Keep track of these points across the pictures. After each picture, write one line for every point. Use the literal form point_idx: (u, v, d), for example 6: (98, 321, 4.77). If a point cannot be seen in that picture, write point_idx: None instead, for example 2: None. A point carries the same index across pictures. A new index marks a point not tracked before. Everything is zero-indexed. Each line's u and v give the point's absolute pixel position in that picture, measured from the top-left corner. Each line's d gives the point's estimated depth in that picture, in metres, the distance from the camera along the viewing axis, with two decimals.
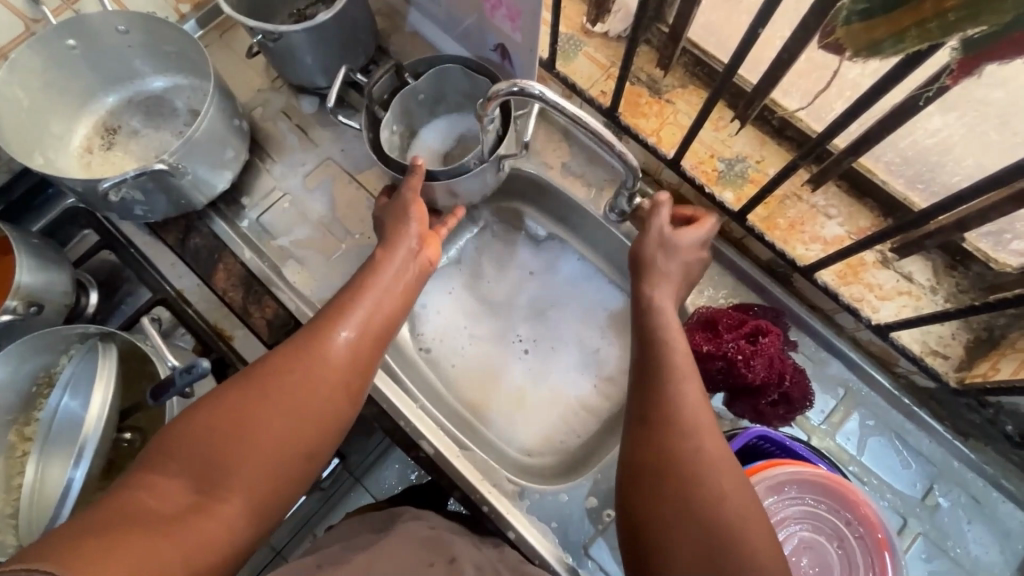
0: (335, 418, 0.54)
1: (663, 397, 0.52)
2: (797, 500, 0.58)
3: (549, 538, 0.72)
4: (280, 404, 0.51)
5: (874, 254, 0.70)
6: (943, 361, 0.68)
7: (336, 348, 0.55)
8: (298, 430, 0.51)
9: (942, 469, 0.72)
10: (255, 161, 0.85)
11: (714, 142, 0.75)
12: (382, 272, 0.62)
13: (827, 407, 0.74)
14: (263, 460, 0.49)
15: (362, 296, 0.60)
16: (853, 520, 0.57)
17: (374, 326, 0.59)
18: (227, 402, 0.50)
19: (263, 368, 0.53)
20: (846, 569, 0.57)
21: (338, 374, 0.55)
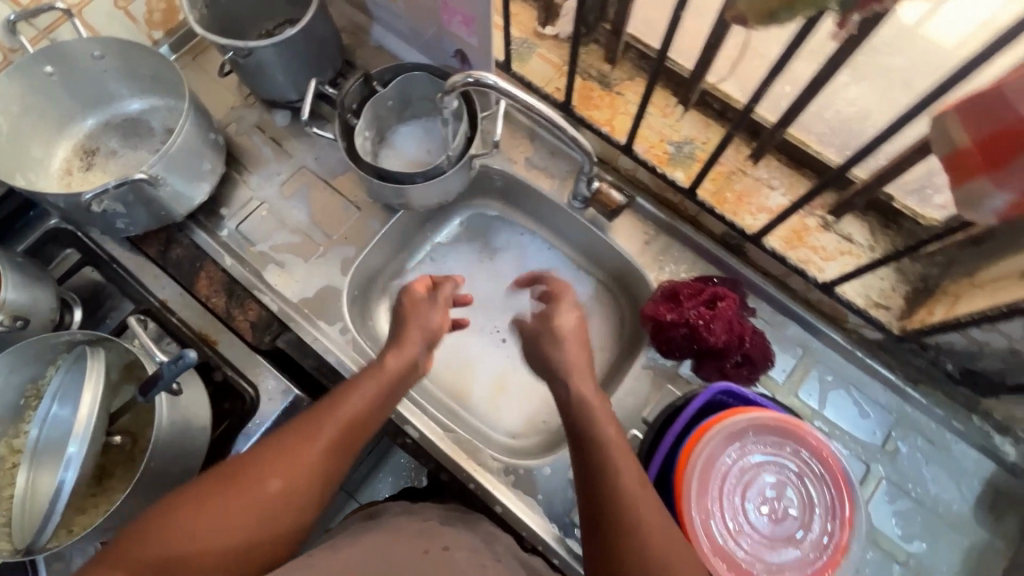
0: (304, 517, 0.57)
1: (602, 482, 0.54)
2: (760, 444, 0.61)
3: (536, 511, 0.73)
4: (252, 514, 0.54)
5: (816, 219, 0.76)
6: (886, 313, 0.73)
7: (316, 455, 0.58)
8: (264, 540, 0.54)
9: (898, 416, 0.76)
10: (233, 174, 0.89)
11: (663, 127, 0.80)
12: (381, 374, 0.66)
13: (788, 366, 0.79)
14: (224, 561, 0.51)
15: (349, 400, 0.63)
16: (810, 457, 0.61)
17: (356, 431, 0.61)
18: (200, 510, 0.52)
19: (240, 473, 0.55)
20: (808, 507, 0.60)
21: (314, 483, 0.57)
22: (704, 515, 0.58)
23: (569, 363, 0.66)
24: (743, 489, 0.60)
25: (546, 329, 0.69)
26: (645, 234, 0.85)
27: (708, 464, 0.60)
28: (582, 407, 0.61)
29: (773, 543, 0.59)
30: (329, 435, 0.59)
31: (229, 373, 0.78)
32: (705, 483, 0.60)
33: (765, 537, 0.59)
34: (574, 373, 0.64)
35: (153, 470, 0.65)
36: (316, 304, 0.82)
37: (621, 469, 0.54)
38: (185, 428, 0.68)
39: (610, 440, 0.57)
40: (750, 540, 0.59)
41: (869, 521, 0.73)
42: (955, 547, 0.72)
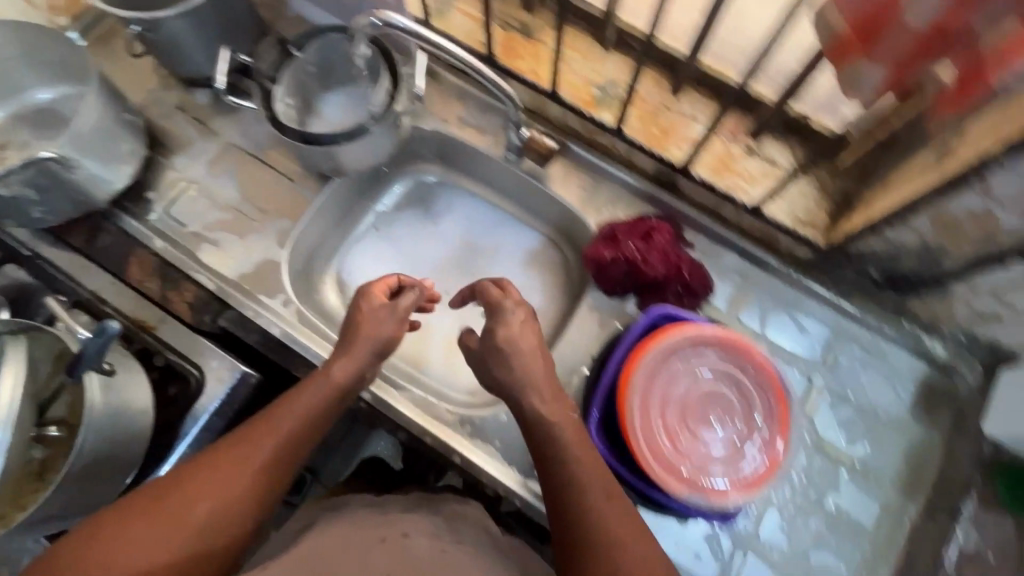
0: (241, 529, 0.58)
1: (575, 504, 0.53)
2: (698, 354, 0.62)
3: (493, 457, 0.74)
4: (181, 539, 0.54)
5: (741, 146, 0.77)
6: (812, 229, 0.76)
7: (249, 477, 0.58)
8: (196, 563, 0.55)
9: (836, 329, 0.79)
10: (157, 157, 0.86)
11: (587, 70, 0.81)
12: (324, 386, 0.66)
13: (727, 292, 0.81)
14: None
15: (288, 410, 0.63)
16: (746, 367, 0.62)
17: (293, 451, 0.62)
18: (127, 538, 0.52)
19: (171, 493, 0.56)
20: (748, 413, 0.61)
21: (248, 504, 0.58)
22: (648, 430, 0.60)
23: (525, 372, 0.59)
24: (685, 402, 0.62)
25: (493, 342, 0.61)
26: (581, 180, 0.85)
27: (647, 382, 0.62)
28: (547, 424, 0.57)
29: (719, 448, 0.60)
30: (263, 456, 0.60)
31: (170, 358, 0.75)
32: (646, 401, 0.61)
33: (710, 445, 0.61)
34: (534, 382, 0.59)
35: (90, 453, 0.63)
36: (256, 279, 0.80)
37: (589, 488, 0.53)
38: (123, 410, 0.66)
39: (576, 456, 0.55)
40: (696, 449, 0.60)
41: (814, 430, 0.76)
42: (896, 446, 0.75)
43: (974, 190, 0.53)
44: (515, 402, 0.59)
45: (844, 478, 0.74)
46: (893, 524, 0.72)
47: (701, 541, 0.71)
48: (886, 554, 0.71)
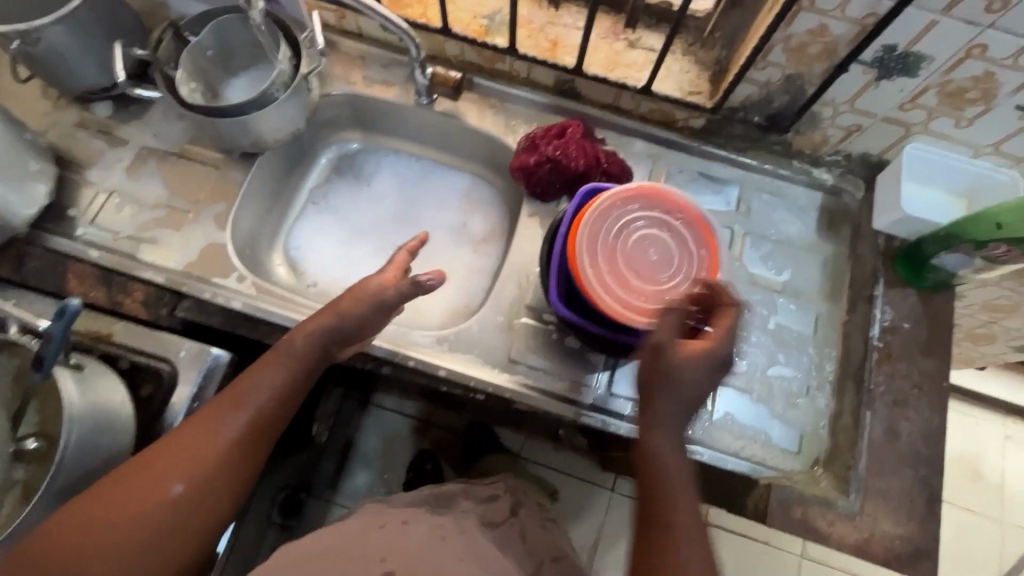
0: (217, 505, 0.59)
1: (663, 534, 0.54)
2: (630, 210, 0.70)
3: (476, 365, 0.78)
4: (157, 520, 0.55)
5: (623, 42, 0.86)
6: (699, 96, 0.85)
7: (217, 452, 0.59)
8: (177, 537, 0.56)
9: (744, 181, 0.89)
10: (67, 175, 0.84)
11: (472, 6, 0.88)
12: (287, 364, 0.64)
13: (645, 173, 0.89)
14: (134, 556, 0.54)
15: (253, 381, 0.62)
16: (671, 210, 0.71)
17: (263, 424, 0.62)
18: (98, 524, 0.54)
19: (132, 474, 0.56)
20: (683, 244, 0.70)
21: (221, 476, 0.59)
22: (605, 284, 0.67)
23: (667, 426, 0.59)
24: (630, 251, 0.69)
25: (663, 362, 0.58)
26: (493, 108, 0.92)
27: (593, 243, 0.69)
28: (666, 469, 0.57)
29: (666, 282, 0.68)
30: (231, 432, 0.60)
31: (136, 359, 0.74)
32: (595, 255, 0.68)
33: (662, 278, 0.68)
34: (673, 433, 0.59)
35: (76, 453, 0.61)
36: (204, 265, 0.80)
37: (684, 531, 0.54)
38: (104, 409, 0.64)
39: (680, 498, 0.56)
40: (650, 285, 0.68)
41: (745, 270, 0.85)
42: (813, 263, 0.86)
43: (806, 8, 0.65)
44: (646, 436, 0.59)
45: (778, 300, 0.84)
46: (827, 326, 0.83)
47: None
48: (828, 352, 0.81)
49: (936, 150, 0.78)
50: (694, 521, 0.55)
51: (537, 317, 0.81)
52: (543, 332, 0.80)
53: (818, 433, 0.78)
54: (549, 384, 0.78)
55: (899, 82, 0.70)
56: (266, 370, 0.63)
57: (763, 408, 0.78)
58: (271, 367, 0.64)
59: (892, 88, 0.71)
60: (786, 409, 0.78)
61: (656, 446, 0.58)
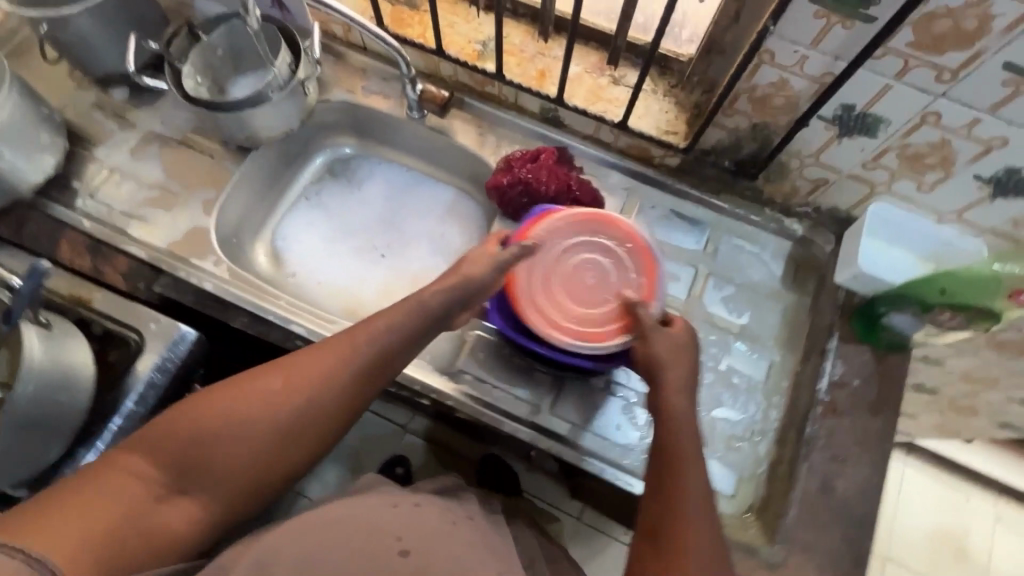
0: (323, 438, 0.58)
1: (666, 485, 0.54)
2: (574, 233, 0.74)
3: (425, 369, 0.80)
4: (270, 435, 0.56)
5: (608, 78, 0.90)
6: (674, 137, 0.88)
7: (331, 387, 0.58)
8: (282, 459, 0.57)
9: (715, 222, 0.91)
10: (78, 150, 0.90)
11: (469, 31, 0.93)
12: (413, 313, 0.63)
13: (618, 205, 0.92)
14: (244, 465, 0.55)
15: (377, 326, 0.61)
16: (616, 236, 0.73)
17: (378, 370, 0.60)
18: (216, 426, 0.54)
19: (248, 390, 0.56)
20: (623, 271, 0.72)
21: (331, 412, 0.58)
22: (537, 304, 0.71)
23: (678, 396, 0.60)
24: (570, 271, 0.72)
25: (659, 343, 0.62)
26: (479, 128, 0.96)
27: (532, 264, 0.73)
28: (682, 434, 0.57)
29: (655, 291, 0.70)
30: (351, 369, 0.59)
31: (108, 326, 0.79)
32: (535, 274, 0.72)
33: (599, 300, 0.71)
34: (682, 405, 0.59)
35: (29, 403, 0.65)
36: (186, 246, 0.86)
37: (693, 502, 0.53)
38: (63, 367, 0.68)
39: (689, 461, 0.55)
40: (586, 307, 0.71)
41: (704, 310, 0.86)
42: (773, 310, 0.86)
43: (767, 62, 0.67)
44: (664, 397, 0.59)
45: (733, 343, 0.84)
46: (779, 375, 0.83)
47: (615, 414, 0.79)
48: (776, 399, 0.81)
49: (899, 212, 0.78)
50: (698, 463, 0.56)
51: (490, 331, 0.83)
52: (494, 346, 0.82)
53: (755, 480, 0.78)
54: (494, 397, 0.79)
55: (859, 141, 0.72)
56: (394, 316, 0.62)
57: (703, 448, 0.78)
58: (399, 314, 0.63)
59: (853, 147, 0.73)
60: (726, 451, 0.79)
61: (671, 408, 0.58)
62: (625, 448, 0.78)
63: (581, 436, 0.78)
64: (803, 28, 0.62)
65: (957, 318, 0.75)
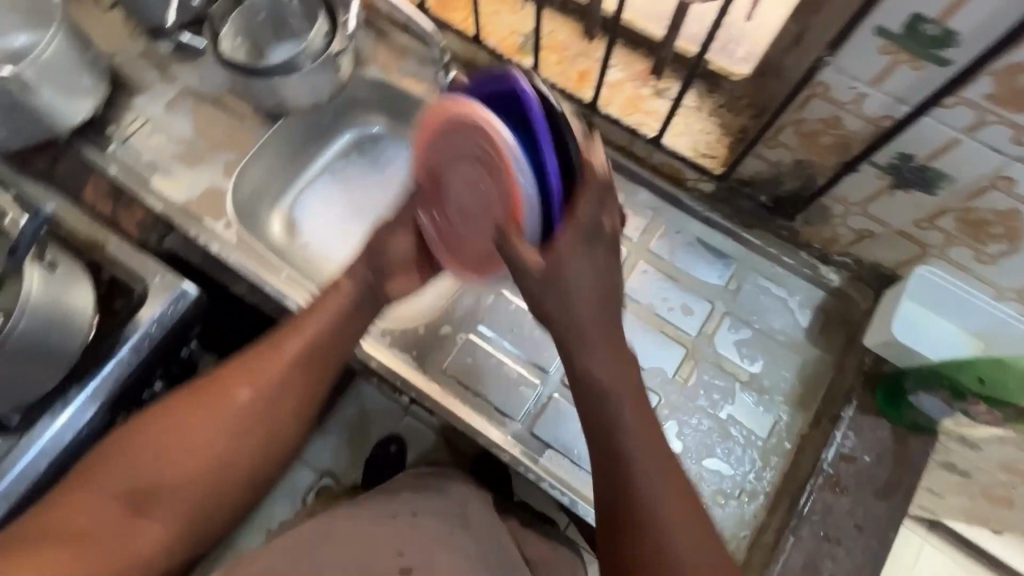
0: (281, 424, 0.59)
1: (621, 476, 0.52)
2: (442, 147, 0.58)
3: (409, 365, 0.79)
4: (224, 429, 0.56)
5: (650, 88, 0.83)
6: (712, 160, 0.81)
7: (275, 372, 0.59)
8: (242, 451, 0.57)
9: (742, 259, 0.84)
10: (119, 96, 0.92)
11: (513, 22, 0.88)
12: (340, 297, 0.65)
13: (641, 225, 0.86)
14: (204, 468, 0.55)
15: (307, 315, 0.64)
16: (476, 136, 0.52)
17: (320, 350, 0.62)
18: (165, 437, 0.54)
19: (193, 400, 0.56)
20: (492, 182, 0.54)
21: (290, 394, 0.60)
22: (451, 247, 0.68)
23: (629, 401, 0.53)
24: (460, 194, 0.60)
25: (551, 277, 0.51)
26: None
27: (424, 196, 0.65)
28: (637, 455, 0.52)
29: (522, 208, 0.50)
30: (292, 352, 0.61)
31: (117, 273, 0.80)
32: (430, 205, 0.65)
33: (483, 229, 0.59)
34: (637, 415, 0.53)
35: (21, 339, 0.66)
36: (202, 205, 0.87)
37: (654, 481, 0.51)
38: (63, 308, 0.70)
39: (636, 439, 0.52)
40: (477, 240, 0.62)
41: (714, 351, 0.80)
42: (791, 363, 0.79)
43: (820, 94, 0.61)
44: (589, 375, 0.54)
45: (739, 392, 0.78)
46: (783, 434, 0.76)
47: None
48: (774, 460, 0.75)
49: (949, 282, 0.70)
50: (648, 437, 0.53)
51: (483, 335, 0.81)
52: (484, 353, 0.80)
53: (737, 542, 0.72)
54: (475, 405, 0.78)
55: (915, 196, 0.64)
56: (321, 301, 0.65)
57: None
58: (327, 298, 0.65)
59: (906, 201, 0.65)
60: (710, 506, 0.73)
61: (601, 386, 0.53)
62: None
63: (556, 461, 0.76)
64: (864, 63, 0.55)
65: (991, 414, 0.72)
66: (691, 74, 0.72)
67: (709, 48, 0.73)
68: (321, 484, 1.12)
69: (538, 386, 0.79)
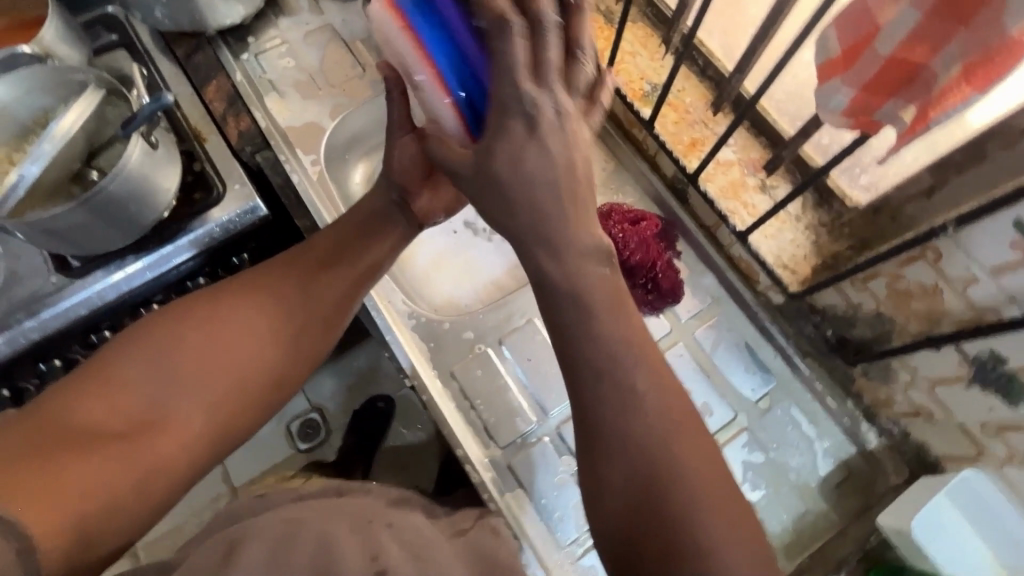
0: (311, 335, 0.55)
1: (639, 476, 0.41)
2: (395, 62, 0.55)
3: (422, 354, 0.81)
4: (250, 334, 0.52)
5: (756, 180, 0.79)
6: (790, 274, 0.77)
7: (303, 281, 0.56)
8: (272, 360, 0.52)
9: (783, 381, 0.80)
10: (268, 12, 0.97)
11: (647, 67, 0.85)
12: (365, 219, 0.63)
13: (694, 308, 0.83)
14: (231, 374, 0.50)
15: (335, 231, 0.61)
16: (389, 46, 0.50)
17: (353, 265, 0.59)
18: (183, 337, 0.49)
19: (215, 303, 0.52)
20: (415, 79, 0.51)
21: (318, 306, 0.56)
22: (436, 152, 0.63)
23: (657, 415, 0.42)
24: None
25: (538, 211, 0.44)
26: (605, 162, 0.91)
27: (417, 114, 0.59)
28: (675, 484, 0.41)
29: (445, 101, 0.47)
30: (318, 262, 0.58)
31: (205, 169, 0.84)
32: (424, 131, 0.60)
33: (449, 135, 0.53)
34: (663, 434, 0.41)
35: (105, 200, 0.70)
36: (302, 135, 0.92)
37: (679, 472, 0.41)
38: (148, 184, 0.74)
39: (656, 427, 0.42)
40: None
41: None
42: (793, 506, 0.75)
43: (928, 259, 0.57)
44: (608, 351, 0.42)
45: None
46: None
47: (565, 504, 0.75)
48: None
49: (997, 498, 0.63)
50: (673, 420, 0.42)
51: (500, 354, 0.81)
52: (494, 371, 0.80)
53: None
54: (466, 417, 0.78)
55: (990, 399, 0.58)
56: (348, 216, 0.62)
57: None
58: (354, 216, 0.63)
59: (978, 402, 0.60)
60: None
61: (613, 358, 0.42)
62: (554, 543, 0.73)
63: (520, 502, 0.75)
64: (990, 248, 0.51)
65: None
66: (807, 184, 0.69)
67: (834, 168, 0.68)
68: (308, 417, 1.16)
69: (533, 423, 0.78)
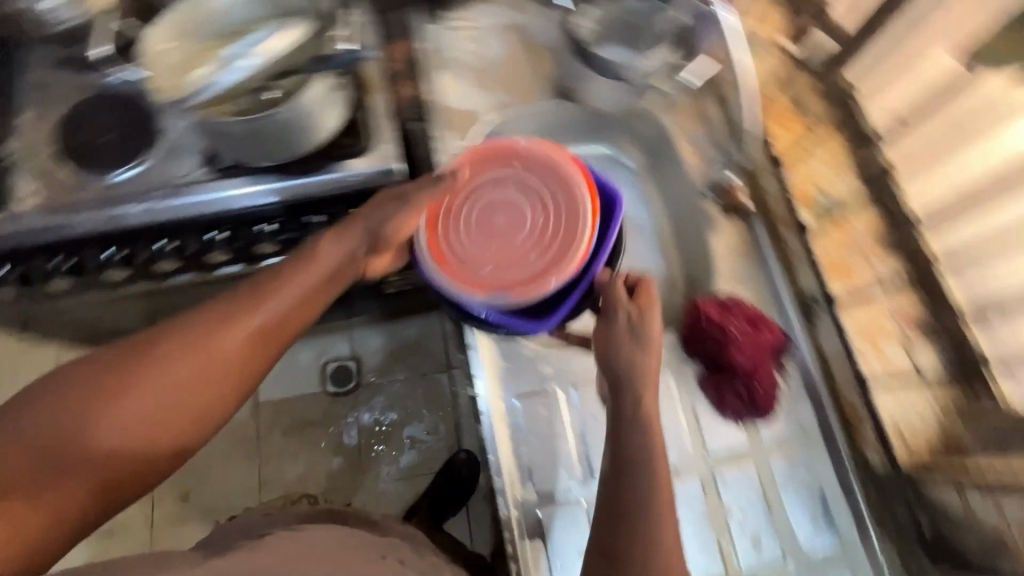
0: (223, 397, 0.52)
1: None
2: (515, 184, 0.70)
3: (494, 371, 0.79)
4: (152, 397, 0.48)
5: (901, 334, 0.75)
6: (901, 443, 0.73)
7: (220, 341, 0.51)
8: (175, 423, 0.49)
9: (846, 547, 0.73)
10: None
11: (823, 176, 0.82)
12: (302, 272, 0.58)
13: (779, 434, 0.77)
14: (124, 441, 0.47)
15: (269, 287, 0.56)
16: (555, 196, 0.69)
17: (280, 327, 0.55)
18: (75, 398, 0.46)
19: (120, 362, 0.49)
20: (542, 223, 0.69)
21: (234, 369, 0.52)
22: (451, 224, 0.69)
23: None
24: (500, 221, 0.70)
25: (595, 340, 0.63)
26: (742, 252, 0.85)
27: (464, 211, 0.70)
28: None
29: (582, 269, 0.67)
30: (246, 321, 0.53)
31: (362, 121, 0.83)
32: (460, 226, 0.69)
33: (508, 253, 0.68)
34: None
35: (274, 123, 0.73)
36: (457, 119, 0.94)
37: None
38: (313, 118, 0.76)
39: None
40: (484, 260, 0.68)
41: None
42: None
43: None
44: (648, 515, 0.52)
45: None
46: None
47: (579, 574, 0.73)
48: None
49: None
50: None
51: (567, 400, 0.79)
52: (557, 415, 0.78)
53: None
54: (513, 450, 0.76)
55: None
56: (284, 269, 0.57)
57: None
58: (293, 270, 0.58)
59: None
60: None
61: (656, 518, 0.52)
62: None
63: (536, 554, 0.73)
64: None
65: None
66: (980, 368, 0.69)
67: None
68: (345, 362, 1.22)
69: (576, 482, 0.76)
